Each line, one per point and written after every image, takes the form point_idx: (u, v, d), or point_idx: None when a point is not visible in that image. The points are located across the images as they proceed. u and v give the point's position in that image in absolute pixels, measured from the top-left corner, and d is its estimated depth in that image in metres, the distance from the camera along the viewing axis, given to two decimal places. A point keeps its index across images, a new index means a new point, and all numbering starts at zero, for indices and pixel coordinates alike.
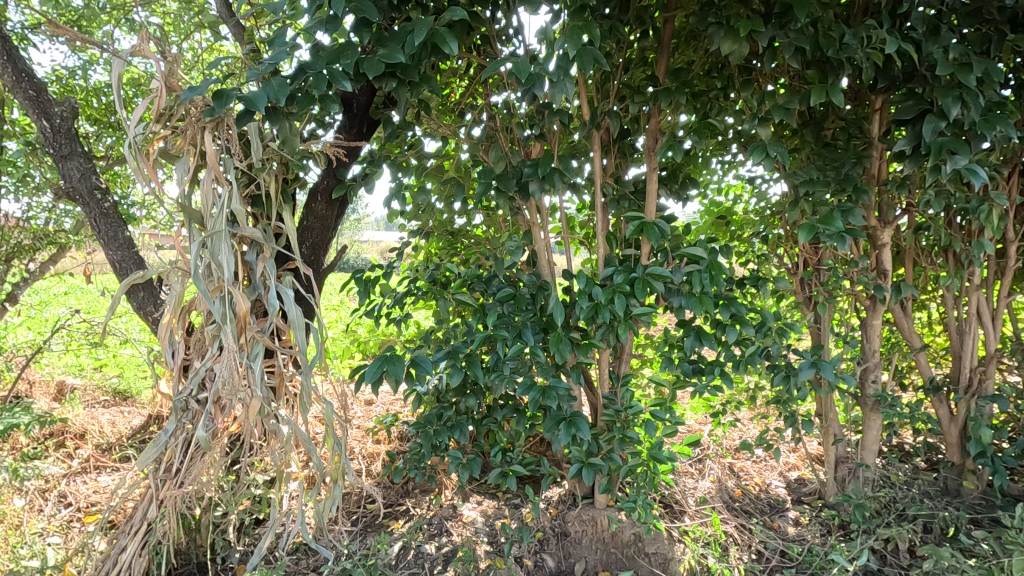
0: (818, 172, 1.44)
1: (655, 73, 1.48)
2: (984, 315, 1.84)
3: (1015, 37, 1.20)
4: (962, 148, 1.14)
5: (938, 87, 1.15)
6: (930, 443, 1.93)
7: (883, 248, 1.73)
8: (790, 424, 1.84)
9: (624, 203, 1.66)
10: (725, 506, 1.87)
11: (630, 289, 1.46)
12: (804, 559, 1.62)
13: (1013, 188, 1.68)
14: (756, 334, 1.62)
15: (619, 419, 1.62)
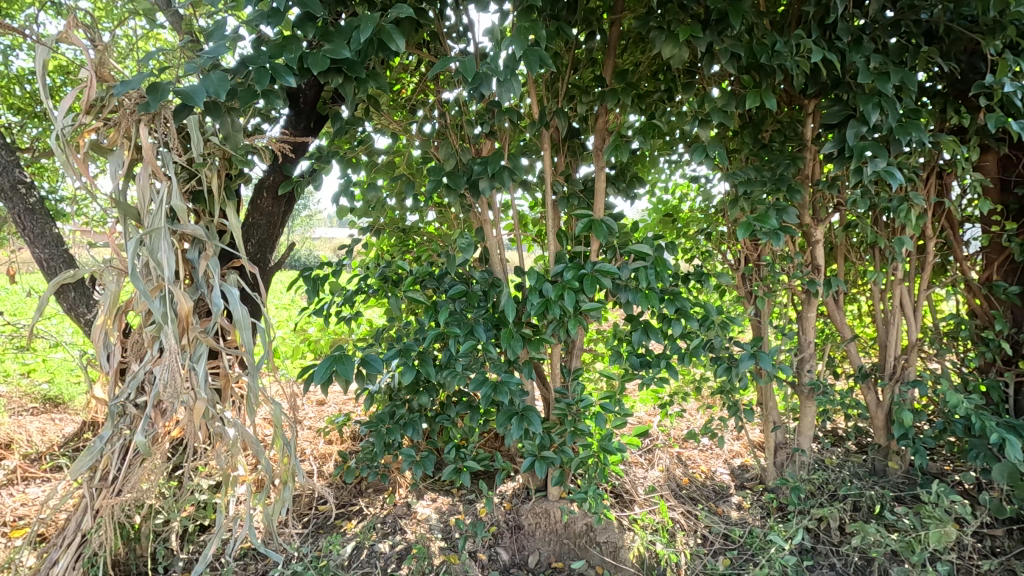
0: (756, 172, 1.52)
1: (602, 74, 1.52)
2: (908, 307, 1.97)
3: (929, 49, 1.29)
4: (881, 152, 1.23)
5: (860, 94, 1.23)
6: (860, 428, 2.06)
7: (817, 244, 1.83)
8: (733, 413, 1.93)
9: (574, 200, 1.70)
10: (673, 493, 1.94)
11: (579, 285, 1.49)
12: (745, 541, 1.70)
13: (932, 189, 1.81)
14: (700, 327, 1.69)
15: (570, 412, 1.65)
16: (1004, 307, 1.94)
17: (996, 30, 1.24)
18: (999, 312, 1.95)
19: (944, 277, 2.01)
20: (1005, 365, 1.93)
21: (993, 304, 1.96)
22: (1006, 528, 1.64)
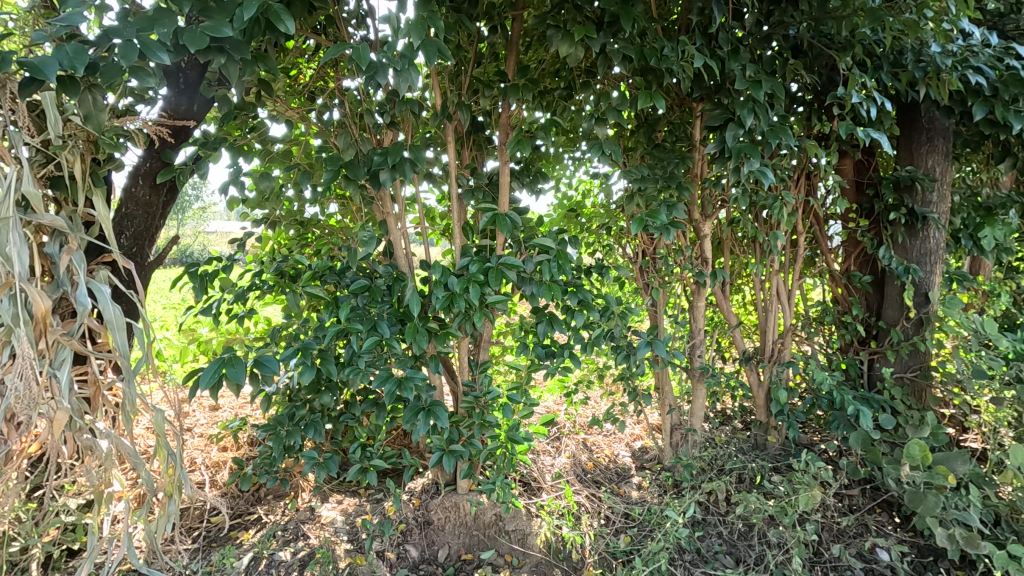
0: (650, 169, 1.62)
1: (504, 70, 1.54)
2: (783, 294, 2.16)
3: (795, 62, 1.43)
4: (754, 153, 1.35)
5: (737, 100, 1.34)
6: (744, 407, 2.26)
7: (704, 238, 1.97)
8: (633, 398, 2.03)
9: (479, 194, 1.71)
10: (578, 478, 2.02)
11: (484, 279, 1.50)
12: (644, 518, 1.81)
13: (801, 189, 2.01)
14: (601, 318, 1.76)
15: (478, 405, 1.67)
16: (860, 294, 2.20)
17: (848, 48, 1.40)
18: (856, 299, 2.21)
19: (812, 268, 2.24)
20: (861, 345, 2.20)
21: (851, 292, 2.22)
22: (861, 488, 1.87)
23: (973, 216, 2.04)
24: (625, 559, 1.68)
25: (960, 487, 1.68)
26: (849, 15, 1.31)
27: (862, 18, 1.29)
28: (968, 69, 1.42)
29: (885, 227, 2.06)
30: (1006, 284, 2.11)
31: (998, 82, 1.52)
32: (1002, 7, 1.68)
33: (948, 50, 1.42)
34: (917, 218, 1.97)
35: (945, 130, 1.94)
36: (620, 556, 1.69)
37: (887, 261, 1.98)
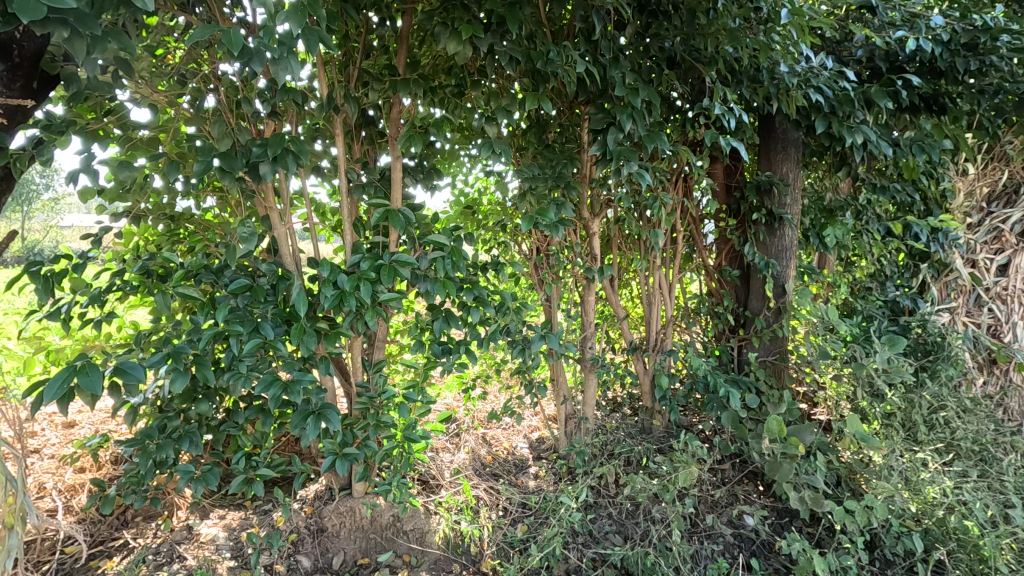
0: (539, 169, 1.67)
1: (394, 64, 1.51)
2: (665, 287, 2.33)
3: (669, 73, 1.55)
4: (632, 156, 1.45)
5: (617, 106, 1.43)
6: (632, 394, 2.40)
7: (593, 236, 2.08)
8: (529, 391, 2.09)
9: (370, 190, 1.66)
10: (476, 472, 2.05)
11: (375, 276, 1.47)
12: (540, 506, 1.87)
13: (678, 190, 2.18)
14: (497, 313, 1.79)
15: (372, 405, 1.63)
16: (730, 287, 2.43)
17: (713, 63, 1.54)
18: (726, 291, 2.44)
19: (689, 263, 2.43)
20: (731, 333, 2.43)
21: (722, 285, 2.44)
22: (731, 462, 2.07)
23: (819, 217, 2.33)
24: (521, 548, 1.74)
25: (810, 455, 1.91)
26: (713, 33, 1.44)
27: (723, 37, 1.43)
28: (810, 88, 1.62)
29: (749, 226, 2.29)
30: (845, 276, 2.43)
31: (834, 101, 1.75)
32: (837, 36, 1.93)
33: (794, 70, 1.61)
34: (775, 219, 2.22)
35: (795, 141, 2.19)
36: (517, 545, 1.74)
37: (751, 257, 2.21)
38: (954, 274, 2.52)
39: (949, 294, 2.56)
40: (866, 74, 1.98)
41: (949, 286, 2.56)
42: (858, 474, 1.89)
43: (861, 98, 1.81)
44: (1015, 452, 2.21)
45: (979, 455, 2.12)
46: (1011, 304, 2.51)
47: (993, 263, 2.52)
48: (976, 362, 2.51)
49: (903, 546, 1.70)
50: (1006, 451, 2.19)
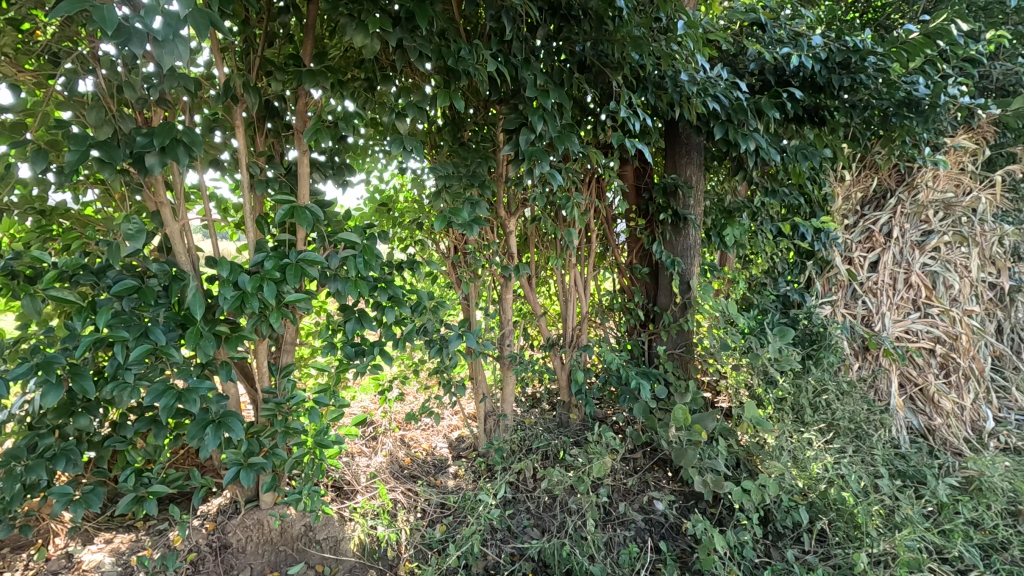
0: (453, 167, 1.67)
1: (299, 54, 1.44)
2: (580, 284, 2.39)
3: (578, 76, 1.59)
4: (543, 157, 1.48)
5: (528, 107, 1.46)
6: (550, 389, 2.46)
7: (510, 234, 2.09)
8: (448, 391, 2.08)
9: (274, 185, 1.58)
10: (393, 475, 2.02)
11: (281, 276, 1.40)
12: (459, 505, 1.87)
13: (591, 191, 2.24)
14: (413, 313, 1.76)
15: (280, 412, 1.54)
16: (640, 283, 2.55)
17: (620, 68, 1.60)
18: (637, 288, 2.55)
19: (603, 261, 2.52)
20: (642, 328, 2.54)
21: (634, 282, 2.55)
22: (642, 450, 2.17)
23: (719, 218, 2.49)
24: (440, 548, 1.73)
25: (712, 440, 2.04)
26: (619, 40, 1.50)
27: (628, 45, 1.49)
28: (708, 96, 1.73)
29: (657, 226, 2.41)
30: (742, 273, 2.62)
31: (729, 109, 1.88)
32: (732, 49, 2.07)
33: (694, 79, 1.70)
34: (680, 219, 2.35)
35: (698, 146, 2.32)
36: (435, 545, 1.73)
37: (658, 255, 2.33)
38: (834, 270, 2.79)
39: (830, 288, 2.83)
40: (758, 85, 2.14)
41: (830, 281, 2.83)
42: (754, 455, 2.04)
43: (753, 108, 1.96)
44: (883, 429, 2.49)
45: (853, 432, 2.37)
46: (880, 296, 2.84)
47: (865, 259, 2.87)
48: (852, 350, 2.79)
49: (792, 518, 1.86)
50: (875, 428, 2.45)
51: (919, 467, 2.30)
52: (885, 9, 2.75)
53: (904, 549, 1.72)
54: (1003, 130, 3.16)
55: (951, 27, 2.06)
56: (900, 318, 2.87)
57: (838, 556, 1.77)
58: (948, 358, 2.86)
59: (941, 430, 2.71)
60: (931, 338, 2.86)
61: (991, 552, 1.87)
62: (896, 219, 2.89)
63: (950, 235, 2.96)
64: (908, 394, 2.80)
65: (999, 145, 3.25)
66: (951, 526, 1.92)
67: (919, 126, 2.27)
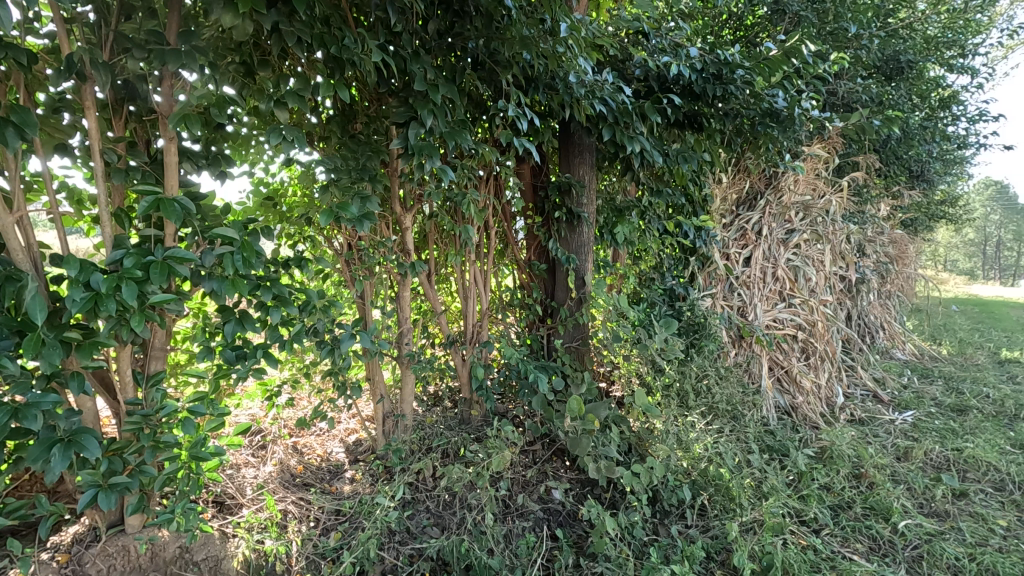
0: (342, 160, 1.61)
1: (162, 31, 1.28)
2: (480, 280, 2.39)
3: (470, 73, 1.60)
4: (433, 153, 1.49)
5: (418, 101, 1.45)
6: (452, 387, 2.45)
7: (406, 230, 2.05)
8: (344, 393, 2.00)
9: (137, 175, 1.43)
10: (283, 485, 1.92)
11: (143, 275, 1.27)
12: (355, 510, 1.81)
13: (490, 188, 2.25)
14: (301, 313, 1.68)
15: (148, 424, 1.39)
16: (538, 279, 2.61)
17: (510, 67, 1.63)
18: (536, 284, 2.60)
19: (503, 257, 2.54)
20: (541, 323, 2.60)
21: (532, 279, 2.60)
22: (541, 442, 2.23)
23: (611, 216, 2.61)
24: (334, 557, 1.67)
25: (605, 428, 2.13)
26: (508, 39, 1.54)
27: (517, 44, 1.54)
28: (596, 98, 1.82)
29: (553, 223, 2.48)
30: (633, 268, 2.76)
31: (617, 112, 1.97)
32: (619, 55, 2.18)
33: (582, 81, 1.77)
34: (574, 217, 2.43)
35: (590, 146, 2.42)
36: (329, 554, 1.66)
37: (554, 251, 2.39)
38: (713, 265, 3.03)
39: (711, 282, 3.06)
40: (643, 91, 2.26)
41: (710, 275, 3.06)
42: (645, 440, 2.14)
43: (638, 112, 2.08)
44: (755, 409, 2.75)
45: (730, 413, 2.59)
46: (752, 289, 3.13)
47: (740, 255, 3.14)
48: (730, 338, 3.04)
49: (677, 496, 1.98)
50: (749, 408, 2.70)
51: (784, 441, 2.57)
52: (754, 28, 3.06)
53: (769, 515, 1.92)
54: (848, 142, 3.63)
55: (803, 47, 2.31)
56: (769, 308, 3.18)
57: (715, 526, 1.91)
58: (807, 342, 3.24)
59: (802, 407, 3.02)
60: (794, 325, 3.20)
61: (840, 511, 2.12)
62: (765, 218, 3.20)
63: (808, 233, 3.36)
64: (776, 375, 3.08)
65: (846, 154, 3.74)
66: (808, 492, 2.16)
67: (780, 135, 2.53)
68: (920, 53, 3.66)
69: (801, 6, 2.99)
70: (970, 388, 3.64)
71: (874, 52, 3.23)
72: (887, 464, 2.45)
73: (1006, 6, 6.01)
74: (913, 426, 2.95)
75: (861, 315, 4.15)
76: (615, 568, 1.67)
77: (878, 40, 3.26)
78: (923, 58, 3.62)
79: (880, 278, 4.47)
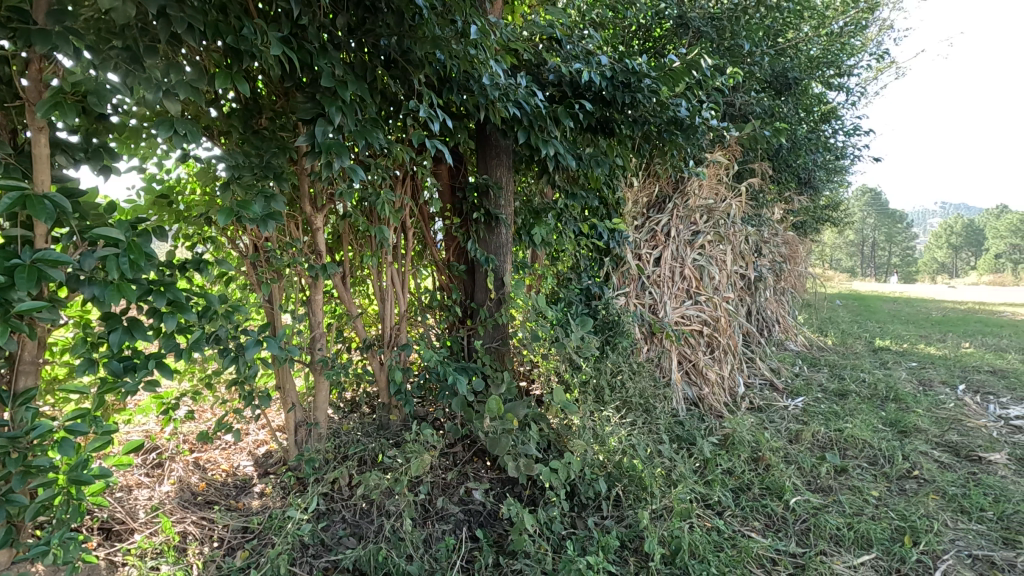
0: (243, 156, 1.51)
1: (29, 10, 1.12)
2: (397, 282, 2.34)
3: (381, 71, 1.56)
4: (342, 151, 1.45)
5: (325, 97, 1.40)
6: (370, 392, 2.38)
7: (318, 231, 1.97)
8: (251, 403, 1.89)
9: (1, 168, 1.28)
10: (183, 504, 1.78)
11: (8, 281, 1.13)
12: (264, 526, 1.71)
13: (406, 188, 2.21)
14: (200, 319, 1.56)
15: (16, 448, 1.24)
16: (458, 280, 2.60)
17: (423, 67, 1.61)
18: (455, 285, 2.59)
19: (421, 259, 2.51)
20: (461, 324, 2.59)
21: (452, 280, 2.59)
22: (462, 443, 2.22)
23: (528, 218, 2.64)
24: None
25: (525, 426, 2.15)
26: (420, 38, 1.50)
27: (429, 44, 1.52)
28: (509, 101, 1.84)
29: (471, 225, 2.48)
30: (552, 269, 2.82)
31: (531, 115, 2.01)
32: (533, 60, 2.22)
33: (496, 84, 1.78)
34: (492, 219, 2.44)
35: (506, 148, 2.44)
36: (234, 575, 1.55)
37: (472, 252, 2.39)
38: (627, 265, 3.16)
39: (625, 281, 3.18)
40: (556, 95, 2.32)
41: (624, 275, 3.19)
42: (563, 436, 2.19)
43: (551, 116, 2.13)
44: (665, 401, 2.90)
45: (642, 406, 2.72)
46: (662, 287, 3.30)
47: (651, 255, 3.30)
48: (643, 335, 3.18)
49: (594, 489, 2.04)
50: (660, 401, 2.84)
51: (691, 430, 2.73)
52: (661, 40, 3.26)
53: (678, 502, 2.03)
54: (746, 150, 3.92)
55: (703, 60, 2.46)
56: (677, 306, 3.36)
57: (629, 515, 1.99)
58: (712, 337, 3.46)
59: (708, 397, 3.22)
60: (700, 321, 3.41)
61: (741, 493, 2.28)
62: (673, 220, 3.39)
63: (712, 234, 3.59)
64: (685, 369, 3.26)
65: (744, 161, 4.04)
66: (712, 477, 2.31)
67: (685, 142, 2.68)
68: (805, 71, 4.03)
69: (702, 22, 3.20)
70: (850, 374, 4.04)
71: (765, 68, 3.51)
72: (781, 447, 2.67)
73: (876, 33, 6.75)
74: (804, 411, 3.23)
75: (759, 310, 4.50)
76: (534, 564, 1.69)
77: (769, 57, 3.56)
78: (807, 76, 3.99)
79: (775, 276, 4.87)
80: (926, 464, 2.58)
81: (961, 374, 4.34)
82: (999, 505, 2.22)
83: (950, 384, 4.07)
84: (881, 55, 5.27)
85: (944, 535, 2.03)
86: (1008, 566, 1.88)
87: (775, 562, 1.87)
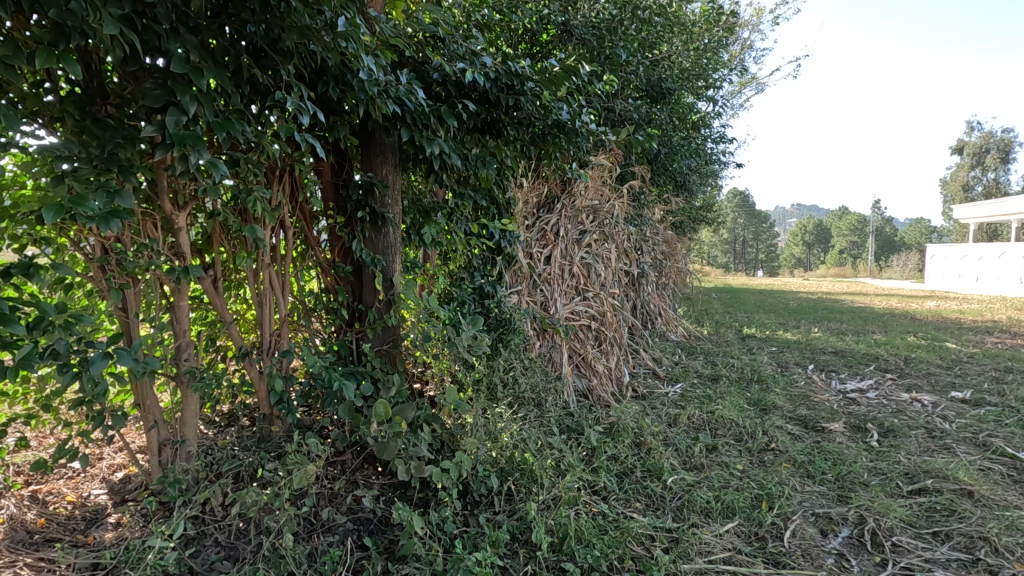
0: (79, 146, 1.34)
1: None
2: (276, 285, 2.20)
3: (246, 60, 1.46)
4: (198, 144, 1.33)
5: (177, 85, 1.29)
6: (248, 404, 2.22)
7: (179, 231, 1.79)
8: (101, 424, 1.68)
9: None
10: (14, 546, 1.56)
11: None
12: (120, 559, 1.54)
13: (283, 185, 2.07)
14: (31, 331, 1.35)
15: None
16: (345, 282, 2.48)
17: (292, 57, 1.53)
18: (342, 287, 2.48)
19: (303, 260, 2.38)
20: (349, 328, 2.49)
21: (338, 281, 2.48)
22: (350, 451, 2.14)
23: (417, 217, 2.60)
24: None
25: (416, 427, 2.12)
26: (288, 27, 1.42)
27: (297, 34, 1.45)
28: (387, 97, 1.80)
29: (357, 224, 2.38)
30: (443, 268, 2.80)
31: (413, 112, 1.98)
32: (416, 56, 2.19)
33: (374, 79, 1.74)
34: (378, 218, 2.36)
35: (392, 146, 2.37)
36: None
37: (358, 252, 2.31)
38: (518, 264, 3.23)
39: (517, 280, 3.26)
40: (441, 94, 2.31)
41: (516, 273, 3.26)
42: (456, 437, 2.18)
43: (435, 114, 2.11)
44: (557, 394, 3.00)
45: (534, 400, 2.80)
46: (552, 284, 3.42)
47: (541, 254, 3.41)
48: (535, 331, 3.26)
49: (486, 485, 2.06)
50: (552, 394, 2.95)
51: (580, 421, 2.85)
52: (547, 46, 3.37)
53: (566, 490, 2.11)
54: (627, 155, 4.17)
55: (582, 66, 2.57)
56: (567, 302, 3.50)
57: (520, 508, 2.04)
58: (600, 331, 3.65)
59: (597, 388, 3.38)
60: (588, 316, 3.57)
61: (624, 477, 2.43)
62: (560, 220, 3.52)
63: (597, 233, 3.78)
64: (575, 362, 3.41)
65: (626, 164, 4.29)
66: (599, 464, 2.43)
67: (568, 144, 2.79)
68: (677, 82, 4.38)
69: (583, 30, 3.36)
70: (722, 360, 4.45)
71: (641, 78, 3.77)
72: (661, 431, 2.87)
73: (739, 51, 7.50)
74: (681, 396, 3.50)
75: (643, 304, 4.81)
76: (423, 566, 1.68)
77: (644, 67, 3.82)
78: (679, 87, 4.33)
79: (657, 272, 5.24)
80: (781, 436, 2.90)
81: (810, 356, 4.95)
82: (836, 467, 2.55)
83: (803, 364, 4.61)
84: (743, 70, 5.85)
85: (794, 497, 2.30)
86: (842, 519, 2.16)
87: (653, 539, 2.00)
